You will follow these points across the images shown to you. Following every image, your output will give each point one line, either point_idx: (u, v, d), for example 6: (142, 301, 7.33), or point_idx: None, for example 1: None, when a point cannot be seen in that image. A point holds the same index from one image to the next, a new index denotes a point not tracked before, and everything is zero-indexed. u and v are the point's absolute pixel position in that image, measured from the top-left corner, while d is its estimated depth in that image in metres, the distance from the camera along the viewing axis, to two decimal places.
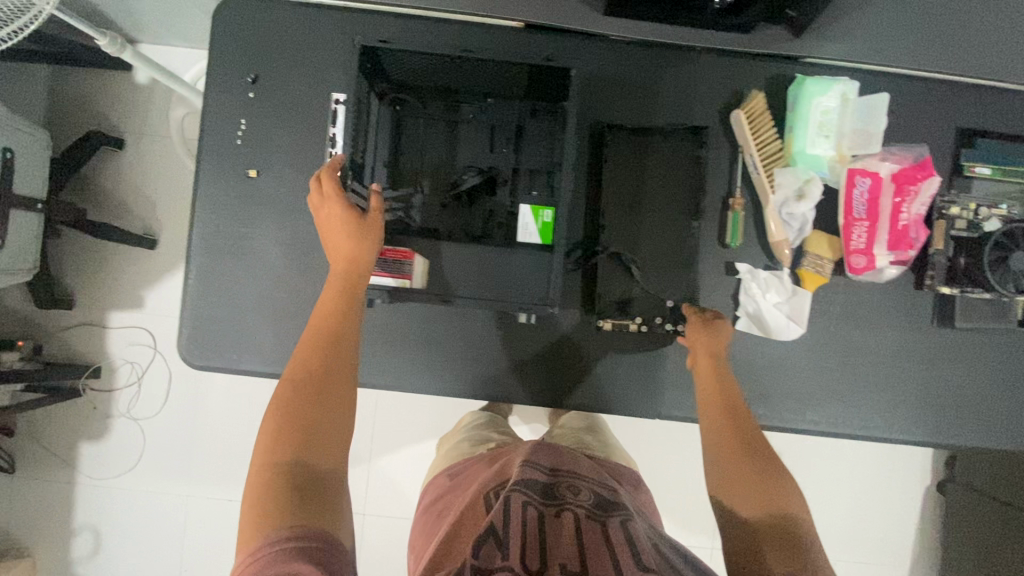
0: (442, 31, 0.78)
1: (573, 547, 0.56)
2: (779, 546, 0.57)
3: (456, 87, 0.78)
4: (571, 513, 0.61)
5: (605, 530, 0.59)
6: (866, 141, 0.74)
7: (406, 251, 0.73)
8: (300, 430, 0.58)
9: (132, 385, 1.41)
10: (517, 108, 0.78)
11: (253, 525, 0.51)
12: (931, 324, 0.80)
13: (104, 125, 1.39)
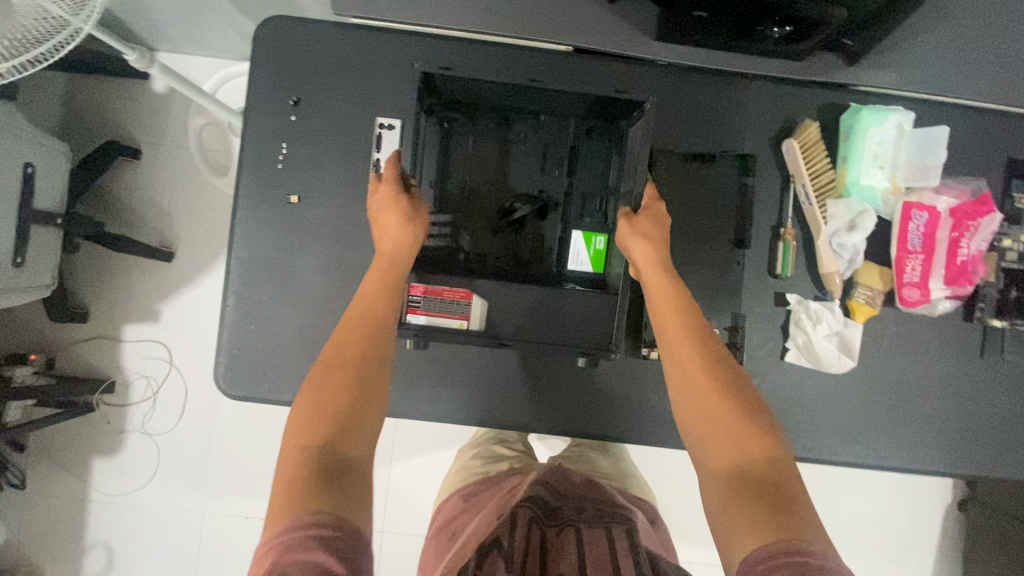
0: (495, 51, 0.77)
1: (574, 561, 0.56)
2: (756, 505, 0.50)
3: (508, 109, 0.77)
4: (572, 530, 0.61)
5: (605, 540, 0.59)
6: (923, 174, 0.74)
7: (464, 293, 0.71)
8: (316, 421, 0.55)
9: (147, 399, 1.39)
10: (569, 131, 0.77)
11: (280, 509, 0.48)
12: (980, 357, 0.79)
13: (121, 134, 1.36)
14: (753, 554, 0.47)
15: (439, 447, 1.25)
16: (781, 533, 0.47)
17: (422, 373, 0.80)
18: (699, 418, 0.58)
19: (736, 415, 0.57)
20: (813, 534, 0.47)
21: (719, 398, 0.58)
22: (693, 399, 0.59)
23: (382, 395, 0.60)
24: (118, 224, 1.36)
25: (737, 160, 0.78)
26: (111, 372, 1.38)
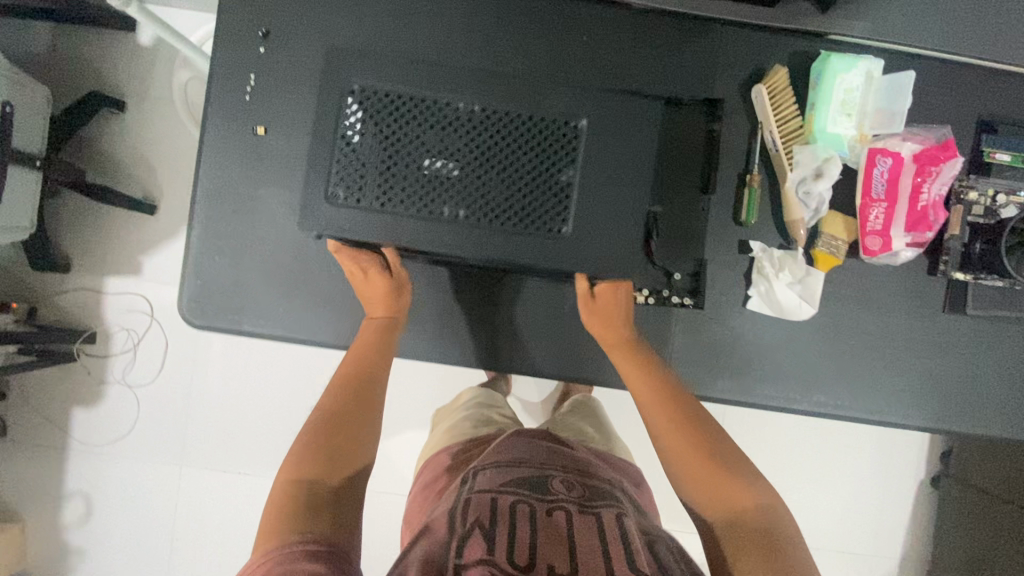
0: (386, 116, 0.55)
1: (565, 542, 0.60)
2: (751, 543, 0.60)
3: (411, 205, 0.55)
4: (563, 510, 0.65)
5: (596, 523, 0.63)
6: (889, 120, 0.73)
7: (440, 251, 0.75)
8: (315, 461, 0.63)
9: (128, 351, 1.39)
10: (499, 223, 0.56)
11: (272, 530, 0.55)
12: (940, 310, 0.80)
13: (107, 85, 1.36)
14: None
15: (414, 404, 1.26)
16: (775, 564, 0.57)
17: None
18: (685, 478, 0.67)
19: (716, 473, 0.66)
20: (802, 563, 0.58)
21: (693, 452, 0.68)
22: (676, 463, 0.68)
23: (370, 438, 0.69)
24: (103, 175, 1.36)
25: (706, 104, 0.77)
26: (92, 323, 1.38)
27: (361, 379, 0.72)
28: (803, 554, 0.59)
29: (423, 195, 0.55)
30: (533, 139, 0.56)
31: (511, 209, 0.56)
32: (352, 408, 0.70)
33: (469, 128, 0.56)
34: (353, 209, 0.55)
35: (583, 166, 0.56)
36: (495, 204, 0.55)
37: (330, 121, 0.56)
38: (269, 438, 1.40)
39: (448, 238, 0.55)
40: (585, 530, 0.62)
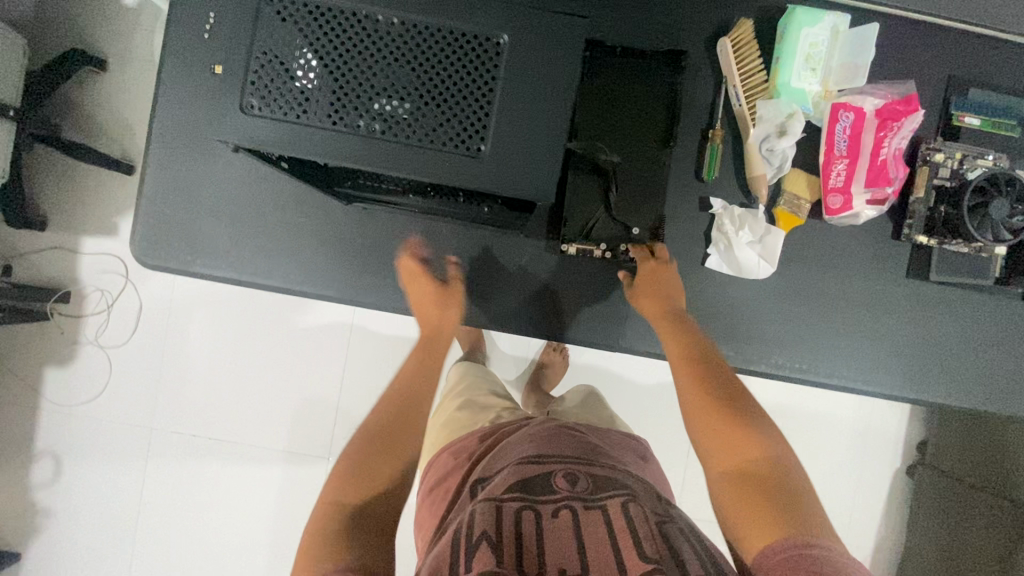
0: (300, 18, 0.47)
1: (575, 545, 0.56)
2: (759, 508, 0.58)
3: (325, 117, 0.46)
4: (569, 508, 0.60)
5: (605, 519, 0.59)
6: (852, 75, 0.72)
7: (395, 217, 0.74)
8: (354, 483, 0.68)
9: (100, 313, 1.35)
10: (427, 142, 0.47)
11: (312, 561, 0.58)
12: (903, 275, 0.79)
13: (85, 40, 1.32)
14: (765, 554, 0.54)
15: None
16: (788, 533, 0.55)
17: (345, 258, 0.76)
18: (708, 446, 0.67)
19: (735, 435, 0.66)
20: (823, 531, 0.55)
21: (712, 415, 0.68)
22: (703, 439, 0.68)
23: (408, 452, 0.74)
24: (80, 133, 1.32)
25: (669, 57, 0.75)
26: (65, 282, 1.34)
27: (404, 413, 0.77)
28: (821, 521, 0.57)
29: (341, 111, 0.47)
30: (457, 58, 0.47)
31: (433, 129, 0.47)
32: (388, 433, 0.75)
33: (394, 47, 0.47)
34: (275, 122, 0.46)
35: (511, 83, 0.47)
36: (420, 127, 0.47)
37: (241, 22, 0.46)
38: (244, 405, 1.33)
39: (359, 159, 0.47)
40: (598, 529, 0.58)
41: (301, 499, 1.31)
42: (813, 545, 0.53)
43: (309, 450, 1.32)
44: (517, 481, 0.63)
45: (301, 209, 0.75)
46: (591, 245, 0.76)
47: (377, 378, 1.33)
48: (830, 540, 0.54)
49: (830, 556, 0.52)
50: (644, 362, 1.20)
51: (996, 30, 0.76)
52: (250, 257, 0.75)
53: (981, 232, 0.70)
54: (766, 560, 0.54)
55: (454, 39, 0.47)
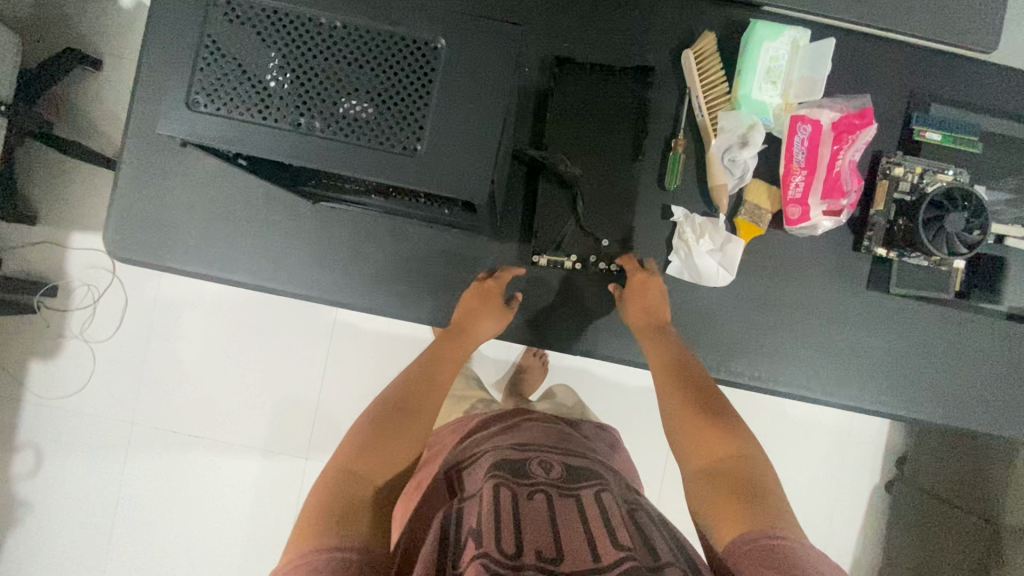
0: (245, 23, 0.49)
1: (550, 525, 0.53)
2: (733, 501, 0.57)
3: (265, 116, 0.48)
4: (545, 494, 0.59)
5: (579, 505, 0.57)
6: (811, 89, 0.74)
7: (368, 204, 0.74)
8: (368, 459, 0.61)
9: (87, 307, 1.36)
10: (366, 141, 0.49)
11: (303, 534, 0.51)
12: (864, 287, 0.79)
13: (84, 42, 1.34)
14: (736, 543, 0.53)
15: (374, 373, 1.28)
16: (758, 523, 0.54)
17: (312, 256, 0.77)
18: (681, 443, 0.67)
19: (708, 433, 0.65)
20: (788, 523, 0.54)
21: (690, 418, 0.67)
22: (678, 437, 0.67)
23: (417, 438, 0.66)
24: (73, 131, 1.34)
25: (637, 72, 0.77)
26: (53, 276, 1.36)
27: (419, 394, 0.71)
28: (788, 516, 0.55)
29: (282, 109, 0.48)
30: (397, 60, 0.49)
31: (371, 127, 0.49)
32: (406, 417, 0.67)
33: (338, 49, 0.49)
34: (220, 118, 0.48)
35: (445, 83, 0.49)
36: (359, 125, 0.49)
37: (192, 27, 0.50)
38: (225, 403, 1.33)
39: (299, 155, 0.48)
40: (572, 514, 0.56)
41: (276, 498, 1.31)
42: (783, 536, 0.52)
43: (286, 450, 1.31)
44: (491, 468, 0.64)
45: (269, 208, 0.76)
46: (569, 262, 0.78)
47: (358, 380, 1.32)
48: (796, 534, 0.53)
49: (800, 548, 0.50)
50: (620, 370, 1.20)
51: (954, 47, 0.77)
52: (220, 253, 0.77)
53: (937, 245, 0.71)
54: (736, 549, 0.52)
55: (394, 42, 0.49)
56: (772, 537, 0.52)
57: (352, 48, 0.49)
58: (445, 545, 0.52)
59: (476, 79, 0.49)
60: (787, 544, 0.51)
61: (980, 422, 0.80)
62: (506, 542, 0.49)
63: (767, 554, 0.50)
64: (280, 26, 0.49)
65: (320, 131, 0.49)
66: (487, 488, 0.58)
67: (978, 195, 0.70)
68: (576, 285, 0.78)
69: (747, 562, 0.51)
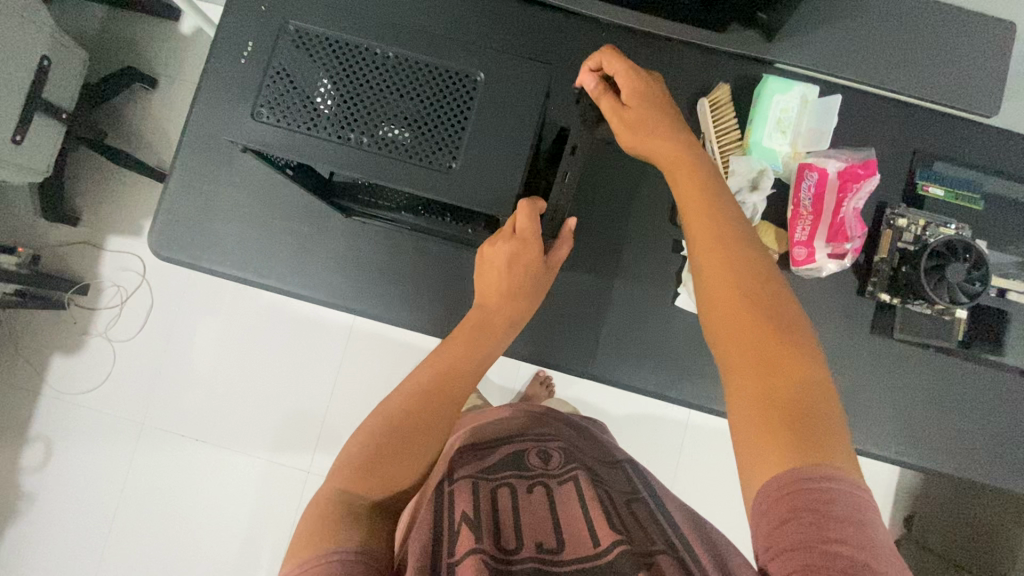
0: (308, 50, 0.55)
1: (548, 514, 0.58)
2: (779, 429, 0.50)
3: (318, 128, 0.54)
4: (543, 485, 0.64)
5: (577, 488, 0.62)
6: (818, 139, 0.79)
7: (398, 221, 0.79)
8: (363, 473, 0.61)
9: (114, 307, 1.39)
10: (405, 157, 0.54)
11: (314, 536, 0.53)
12: (868, 331, 0.82)
13: (141, 61, 1.43)
14: (771, 490, 0.48)
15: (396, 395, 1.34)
16: (801, 461, 0.48)
17: (339, 266, 0.81)
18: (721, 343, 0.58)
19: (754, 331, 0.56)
20: (840, 459, 0.48)
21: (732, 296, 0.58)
22: (720, 336, 0.58)
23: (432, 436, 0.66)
24: (122, 141, 1.42)
25: None
26: (85, 275, 1.40)
27: (439, 395, 0.70)
28: (843, 446, 0.49)
29: (333, 124, 0.54)
30: (439, 89, 0.55)
31: (410, 144, 0.54)
32: (423, 418, 0.67)
33: (388, 76, 0.55)
34: (276, 128, 0.54)
35: (480, 111, 0.54)
36: (399, 142, 0.54)
37: (262, 51, 0.56)
38: (237, 409, 1.35)
39: (343, 164, 0.53)
40: (571, 499, 0.60)
41: (278, 508, 1.31)
42: (835, 480, 0.46)
43: (292, 459, 1.33)
44: (488, 466, 0.69)
45: (304, 218, 0.81)
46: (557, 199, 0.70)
47: (368, 395, 1.34)
48: (849, 472, 0.47)
49: (855, 497, 0.46)
50: (624, 403, 1.21)
51: (957, 111, 0.82)
52: (253, 258, 0.82)
53: (940, 294, 0.74)
54: (771, 496, 0.48)
55: (438, 72, 0.55)
56: (816, 483, 0.46)
57: (401, 77, 0.55)
58: (438, 529, 0.55)
59: (508, 110, 0.54)
60: (833, 489, 0.46)
61: (985, 473, 0.80)
62: (506, 538, 0.54)
63: (811, 505, 0.46)
64: (337, 53, 0.55)
65: (367, 145, 0.54)
66: (482, 487, 0.63)
67: (978, 247, 0.73)
68: (587, 310, 0.81)
69: (782, 510, 0.47)
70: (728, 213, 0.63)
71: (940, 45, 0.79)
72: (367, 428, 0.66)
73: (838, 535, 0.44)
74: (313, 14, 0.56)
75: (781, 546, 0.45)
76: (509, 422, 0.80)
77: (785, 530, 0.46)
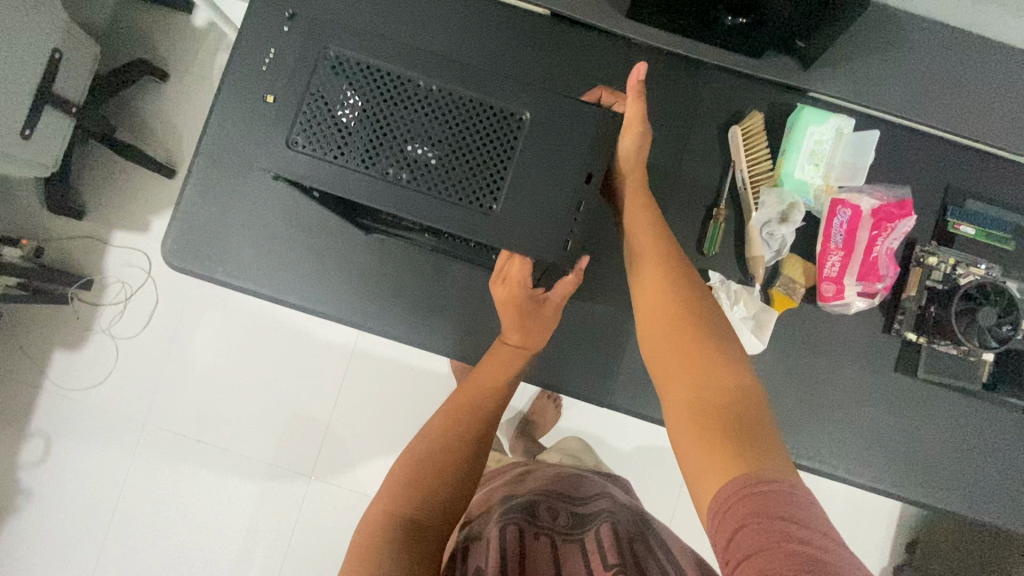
0: (347, 76, 0.54)
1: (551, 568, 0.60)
2: (714, 443, 0.54)
3: (355, 156, 0.53)
4: (549, 538, 0.65)
5: (583, 546, 0.62)
6: (851, 174, 0.78)
7: (411, 237, 0.77)
8: (409, 494, 0.65)
9: (118, 303, 1.37)
10: (443, 194, 0.54)
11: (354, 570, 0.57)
12: (892, 369, 0.80)
13: (150, 53, 1.40)
14: (721, 498, 0.50)
15: (404, 403, 1.33)
16: (743, 469, 0.50)
17: (358, 282, 0.80)
18: (664, 374, 0.63)
19: (698, 356, 0.61)
20: (776, 463, 0.51)
21: (676, 334, 0.64)
22: (660, 363, 0.64)
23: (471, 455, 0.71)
24: (131, 135, 1.38)
25: (674, 148, 0.81)
26: (90, 270, 1.37)
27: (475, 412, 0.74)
28: (781, 455, 0.53)
29: (372, 157, 0.53)
30: (484, 126, 0.54)
31: (445, 178, 0.54)
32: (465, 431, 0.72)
33: (430, 109, 0.54)
34: (310, 156, 0.53)
35: (524, 154, 0.54)
36: (433, 175, 0.54)
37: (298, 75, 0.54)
38: (241, 411, 1.33)
39: (379, 199, 0.53)
40: (574, 557, 0.61)
41: (278, 513, 1.30)
42: (774, 482, 0.49)
43: (293, 464, 1.31)
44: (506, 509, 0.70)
45: (323, 232, 0.80)
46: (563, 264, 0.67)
47: (373, 403, 1.33)
48: (790, 476, 0.50)
49: (795, 495, 0.48)
50: (634, 423, 1.21)
51: (992, 148, 0.80)
52: (268, 271, 0.80)
53: (968, 336, 0.74)
54: (720, 506, 0.50)
55: (484, 109, 0.54)
56: (759, 488, 0.48)
57: (445, 112, 0.54)
58: None
59: (553, 157, 0.54)
60: (775, 492, 0.48)
61: (1000, 516, 0.79)
62: None
63: (755, 511, 0.47)
64: (380, 82, 0.54)
65: (404, 180, 0.54)
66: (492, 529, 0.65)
67: (1010, 291, 0.73)
68: (608, 336, 0.80)
69: (733, 518, 0.48)
70: (674, 255, 0.69)
71: (983, 79, 0.77)
72: (411, 449, 0.71)
73: (788, 529, 0.44)
74: (352, 41, 0.54)
75: (737, 559, 0.45)
76: (537, 479, 0.79)
77: (738, 537, 0.46)
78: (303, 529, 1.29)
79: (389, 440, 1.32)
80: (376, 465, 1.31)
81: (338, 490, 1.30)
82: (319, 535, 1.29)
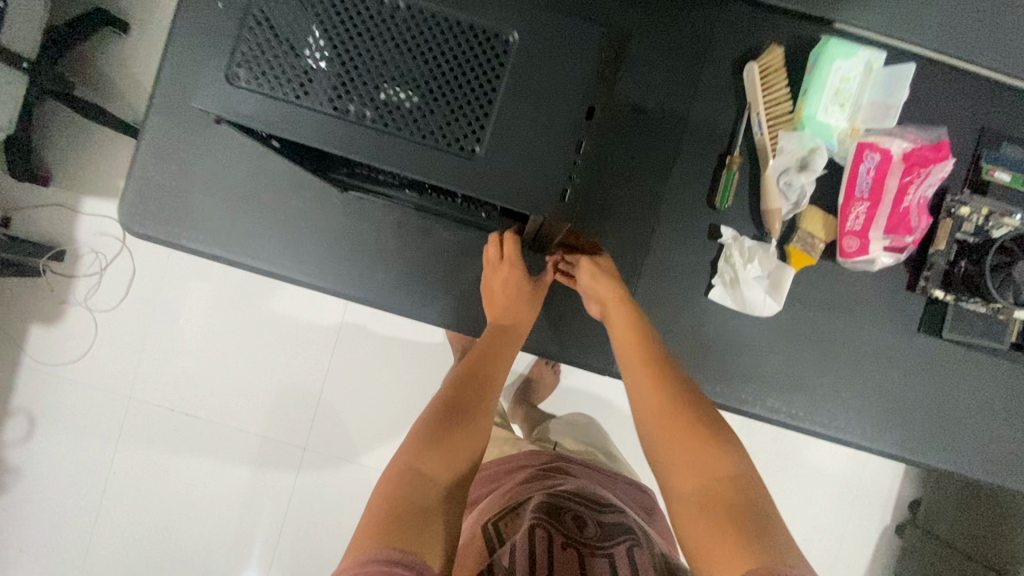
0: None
1: None
2: (729, 535, 0.53)
3: (319, 92, 0.46)
4: (577, 552, 0.59)
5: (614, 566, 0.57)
6: (883, 114, 0.70)
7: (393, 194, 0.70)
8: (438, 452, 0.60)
9: (94, 275, 1.29)
10: (422, 135, 0.46)
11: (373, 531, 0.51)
12: (916, 330, 0.75)
13: (108, 1, 1.27)
14: None
15: (398, 372, 1.28)
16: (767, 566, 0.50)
17: (337, 246, 0.73)
18: (663, 461, 0.61)
19: (693, 439, 0.61)
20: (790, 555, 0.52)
21: (669, 416, 0.62)
22: (656, 449, 0.62)
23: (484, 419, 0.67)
24: (94, 93, 1.28)
25: (683, 90, 0.73)
26: (60, 240, 1.29)
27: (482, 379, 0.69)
28: (790, 543, 0.54)
29: (337, 93, 0.46)
30: (464, 51, 0.47)
31: (423, 116, 0.46)
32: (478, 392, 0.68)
33: (400, 33, 0.46)
34: (262, 97, 0.46)
35: (511, 84, 0.47)
36: (409, 112, 0.46)
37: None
38: (230, 384, 1.29)
39: (346, 143, 0.46)
40: None
41: (272, 486, 1.27)
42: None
43: (286, 437, 1.27)
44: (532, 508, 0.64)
45: (296, 191, 0.72)
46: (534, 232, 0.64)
47: (365, 372, 1.28)
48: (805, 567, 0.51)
49: None
50: None
51: None
52: (239, 236, 0.73)
53: (1001, 293, 0.67)
54: None
55: (461, 32, 0.47)
56: None
57: (419, 36, 0.47)
58: None
59: (548, 87, 0.47)
60: None
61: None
62: None
63: None
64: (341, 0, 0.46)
65: (373, 119, 0.46)
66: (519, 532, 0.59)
67: None
68: None
69: None
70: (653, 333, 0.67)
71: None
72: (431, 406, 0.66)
73: None
74: None
75: None
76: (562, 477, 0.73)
77: None
78: (299, 501, 1.26)
79: (384, 411, 1.28)
80: (371, 436, 1.28)
81: (334, 462, 1.27)
82: (315, 509, 1.26)
